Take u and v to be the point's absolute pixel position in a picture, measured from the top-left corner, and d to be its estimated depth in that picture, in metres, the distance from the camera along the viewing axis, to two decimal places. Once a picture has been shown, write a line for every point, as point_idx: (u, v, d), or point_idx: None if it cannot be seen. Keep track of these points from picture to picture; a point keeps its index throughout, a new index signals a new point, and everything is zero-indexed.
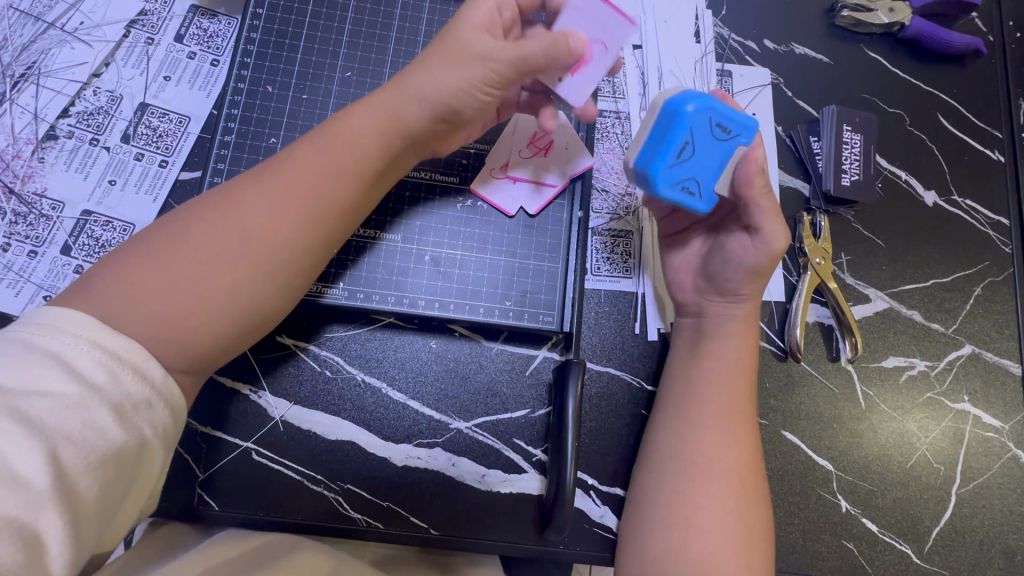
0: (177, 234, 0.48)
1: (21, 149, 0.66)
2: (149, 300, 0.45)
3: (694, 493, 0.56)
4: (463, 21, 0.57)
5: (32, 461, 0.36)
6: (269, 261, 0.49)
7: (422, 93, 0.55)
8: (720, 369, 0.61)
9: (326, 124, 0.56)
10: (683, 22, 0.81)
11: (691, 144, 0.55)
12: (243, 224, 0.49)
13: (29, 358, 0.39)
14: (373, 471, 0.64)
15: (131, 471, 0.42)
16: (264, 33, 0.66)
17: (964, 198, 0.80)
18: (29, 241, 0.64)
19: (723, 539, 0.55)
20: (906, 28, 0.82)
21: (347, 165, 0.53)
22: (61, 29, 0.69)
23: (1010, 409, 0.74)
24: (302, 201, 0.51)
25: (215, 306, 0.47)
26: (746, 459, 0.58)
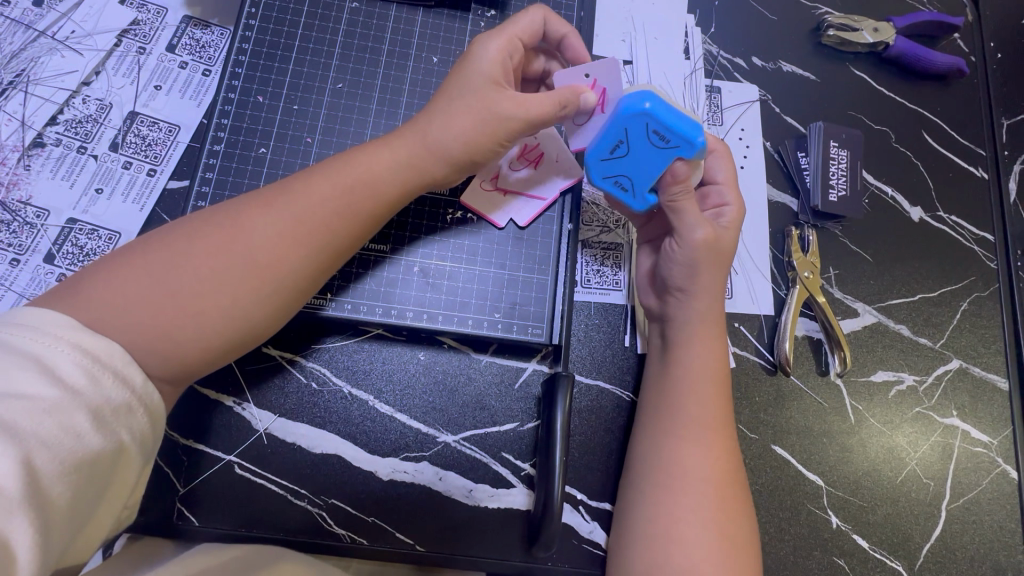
0: (169, 245, 0.48)
1: (7, 156, 0.65)
2: (137, 310, 0.45)
3: (672, 506, 0.56)
4: (478, 70, 0.57)
5: (6, 466, 0.35)
6: (272, 287, 0.49)
7: (446, 149, 0.56)
8: (688, 376, 0.60)
9: (341, 156, 0.55)
10: (672, 40, 0.82)
11: (625, 143, 0.57)
12: (240, 238, 0.49)
13: (6, 359, 0.38)
14: (359, 486, 0.63)
15: (105, 478, 0.41)
16: (257, 44, 0.66)
17: (949, 214, 0.81)
18: (11, 249, 0.63)
19: (705, 550, 0.54)
20: (891, 47, 0.84)
21: (363, 202, 0.54)
22: (51, 37, 0.69)
23: (998, 424, 0.75)
24: (312, 235, 0.51)
25: (211, 325, 0.47)
26: (724, 467, 0.57)
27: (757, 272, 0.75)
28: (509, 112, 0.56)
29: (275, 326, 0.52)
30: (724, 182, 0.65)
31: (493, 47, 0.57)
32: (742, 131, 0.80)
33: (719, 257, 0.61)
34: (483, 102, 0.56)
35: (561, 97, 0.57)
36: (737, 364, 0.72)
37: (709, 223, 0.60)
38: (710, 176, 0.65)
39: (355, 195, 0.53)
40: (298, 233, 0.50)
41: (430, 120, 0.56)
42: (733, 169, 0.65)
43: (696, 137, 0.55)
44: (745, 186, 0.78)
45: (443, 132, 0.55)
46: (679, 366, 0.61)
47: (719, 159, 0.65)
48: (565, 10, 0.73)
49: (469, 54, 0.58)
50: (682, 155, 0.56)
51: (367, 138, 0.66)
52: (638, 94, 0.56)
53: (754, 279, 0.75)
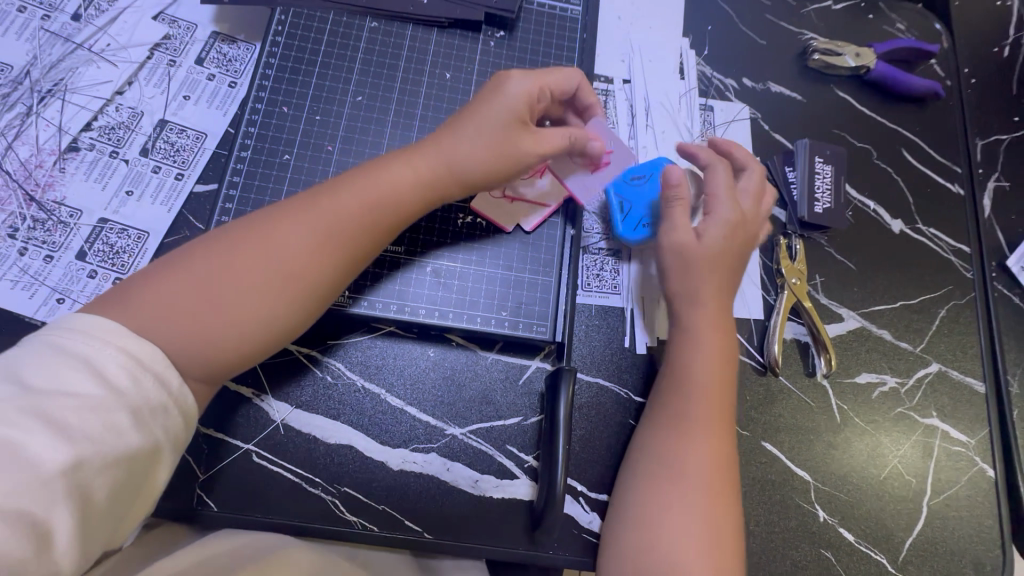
0: (211, 254, 0.53)
1: (43, 159, 0.69)
2: (184, 315, 0.50)
3: (662, 499, 0.59)
4: (506, 107, 0.62)
5: (55, 458, 0.40)
6: (304, 294, 0.55)
7: (464, 173, 0.62)
8: (690, 380, 0.64)
9: (366, 169, 0.60)
10: (669, 61, 0.88)
11: (623, 199, 0.73)
12: (275, 249, 0.54)
13: (63, 361, 0.44)
14: (371, 476, 0.66)
15: (141, 472, 0.46)
16: (282, 59, 0.71)
17: (928, 227, 0.86)
18: (45, 247, 0.66)
19: (689, 541, 0.57)
20: (872, 71, 0.90)
21: (387, 219, 0.59)
22: (88, 50, 0.73)
23: (975, 425, 0.79)
24: (339, 247, 0.56)
25: (247, 330, 0.52)
26: (716, 467, 0.60)
27: (748, 278, 0.80)
28: (527, 150, 0.63)
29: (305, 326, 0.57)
30: (717, 193, 0.69)
31: (523, 86, 0.62)
32: None
33: (694, 261, 0.67)
34: (504, 136, 0.62)
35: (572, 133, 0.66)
36: None
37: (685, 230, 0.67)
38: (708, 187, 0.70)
39: (379, 209, 0.58)
40: (325, 243, 0.55)
41: (450, 144, 0.61)
42: (726, 180, 0.69)
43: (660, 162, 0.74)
44: None
45: (465, 161, 0.61)
46: (683, 369, 0.65)
47: (716, 174, 0.70)
48: (569, 32, 0.79)
49: (498, 87, 0.63)
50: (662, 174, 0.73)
51: (384, 147, 0.70)
52: None
53: (745, 284, 0.80)
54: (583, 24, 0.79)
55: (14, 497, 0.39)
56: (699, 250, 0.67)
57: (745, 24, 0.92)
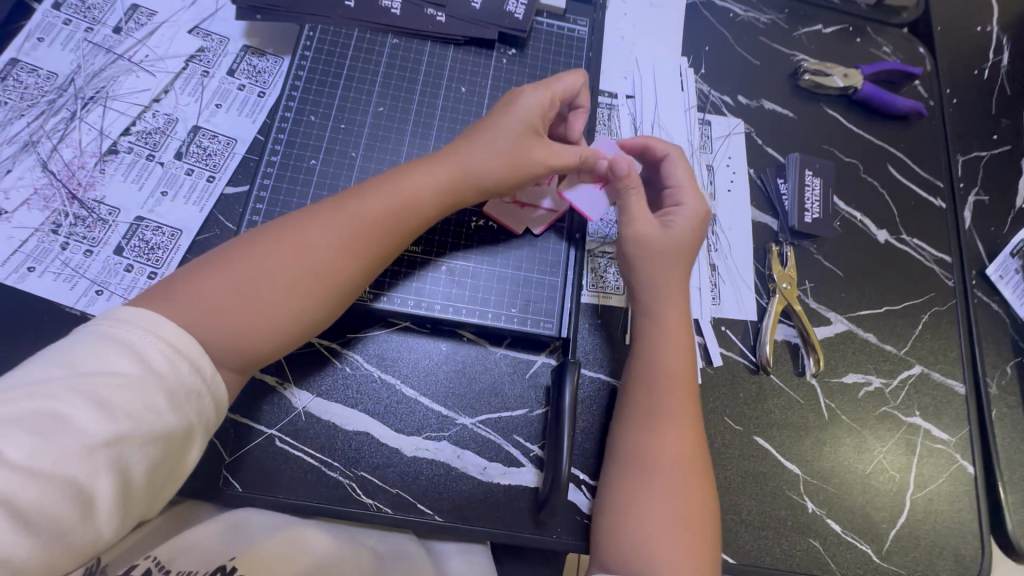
0: (245, 254, 0.58)
1: (85, 161, 0.73)
2: (222, 310, 0.54)
3: (638, 485, 0.63)
4: (518, 117, 0.67)
5: (100, 430, 0.45)
6: (329, 292, 0.59)
7: (477, 178, 0.66)
8: (657, 376, 0.68)
9: (386, 177, 0.65)
10: (670, 78, 0.94)
11: None
12: (304, 250, 0.59)
13: (111, 346, 0.48)
14: (385, 461, 0.70)
15: (175, 452, 0.49)
16: (310, 72, 0.76)
17: (911, 237, 0.92)
18: (86, 242, 0.71)
19: (665, 524, 0.61)
20: (859, 91, 0.96)
21: (405, 222, 0.64)
22: (128, 60, 0.79)
23: (956, 424, 0.83)
24: (363, 248, 0.61)
25: (278, 326, 0.57)
26: (689, 449, 0.65)
27: (742, 282, 0.85)
28: (540, 159, 0.68)
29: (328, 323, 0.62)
30: (682, 186, 0.74)
31: (535, 98, 0.68)
32: (729, 159, 0.91)
33: (655, 257, 0.71)
34: (518, 146, 0.67)
35: (584, 153, 0.71)
36: (723, 362, 0.80)
37: (642, 224, 0.72)
38: (673, 181, 0.75)
39: (398, 213, 0.63)
40: (350, 245, 0.60)
41: (465, 151, 0.67)
42: (689, 171, 0.75)
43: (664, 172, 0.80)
44: (731, 207, 0.88)
45: (478, 166, 0.66)
46: (650, 366, 0.69)
47: (680, 165, 0.75)
48: (577, 51, 0.85)
49: (513, 100, 0.69)
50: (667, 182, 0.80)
51: (403, 154, 0.75)
52: None
53: (739, 288, 0.84)
54: (589, 44, 0.85)
55: (63, 467, 0.43)
56: (657, 247, 0.71)
57: (740, 45, 0.98)
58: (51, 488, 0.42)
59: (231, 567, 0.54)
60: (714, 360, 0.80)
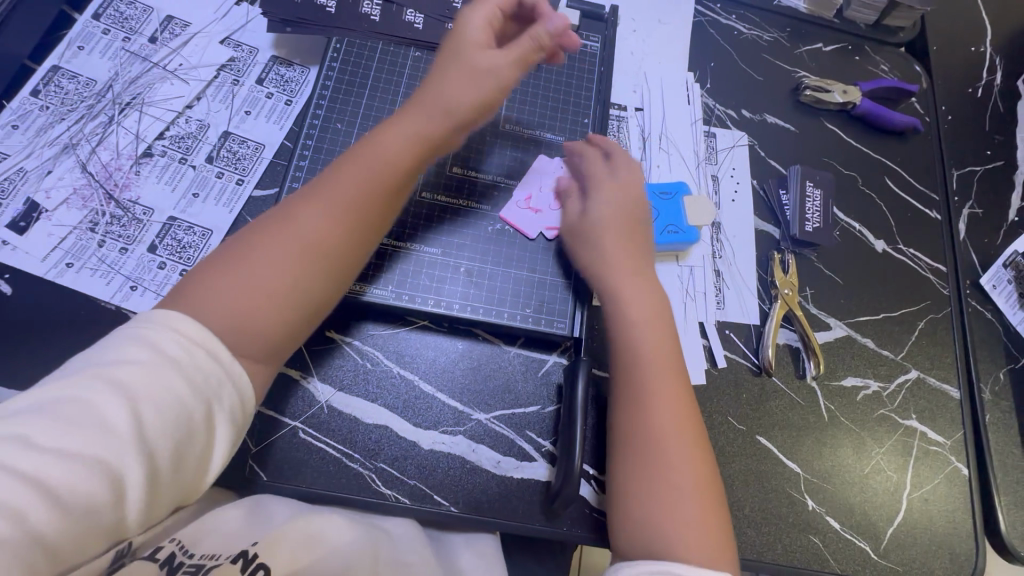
0: (238, 248, 0.59)
1: (122, 163, 0.77)
2: (228, 303, 0.56)
3: (650, 467, 0.64)
4: (467, 39, 0.70)
5: (125, 415, 0.47)
6: (325, 263, 0.61)
7: (448, 110, 0.68)
8: (643, 358, 0.69)
9: (362, 144, 0.67)
10: (677, 92, 0.98)
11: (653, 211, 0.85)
12: (294, 229, 0.60)
13: (131, 339, 0.51)
14: (403, 454, 0.73)
15: (198, 437, 0.51)
16: (336, 82, 0.80)
17: (908, 247, 0.95)
18: (122, 240, 0.74)
19: (682, 502, 0.62)
20: (858, 107, 1.00)
21: (387, 177, 0.65)
22: (163, 68, 0.82)
23: (951, 427, 0.86)
24: (355, 214, 0.63)
25: (287, 305, 0.59)
26: (682, 418, 0.66)
27: (745, 287, 0.88)
28: (497, 59, 0.69)
29: (332, 296, 0.63)
30: (591, 172, 0.79)
31: (474, 17, 0.71)
32: (733, 170, 0.95)
33: (577, 238, 0.77)
34: (471, 58, 0.69)
35: (532, 34, 0.71)
36: (728, 364, 0.84)
37: (569, 217, 0.79)
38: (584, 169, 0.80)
39: (378, 173, 0.64)
40: (337, 213, 0.62)
41: (433, 96, 0.68)
42: (593, 155, 0.80)
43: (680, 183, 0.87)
44: (735, 216, 0.92)
45: (447, 98, 0.67)
46: (632, 346, 0.70)
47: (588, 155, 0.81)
48: (590, 65, 0.89)
49: (457, 26, 0.72)
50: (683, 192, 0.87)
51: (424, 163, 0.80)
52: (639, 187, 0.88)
53: (743, 294, 0.88)
54: (600, 58, 0.89)
55: (92, 447, 0.46)
56: (578, 229, 0.77)
57: (744, 62, 1.02)
58: (83, 471, 0.45)
59: (253, 553, 0.55)
60: (718, 362, 0.84)
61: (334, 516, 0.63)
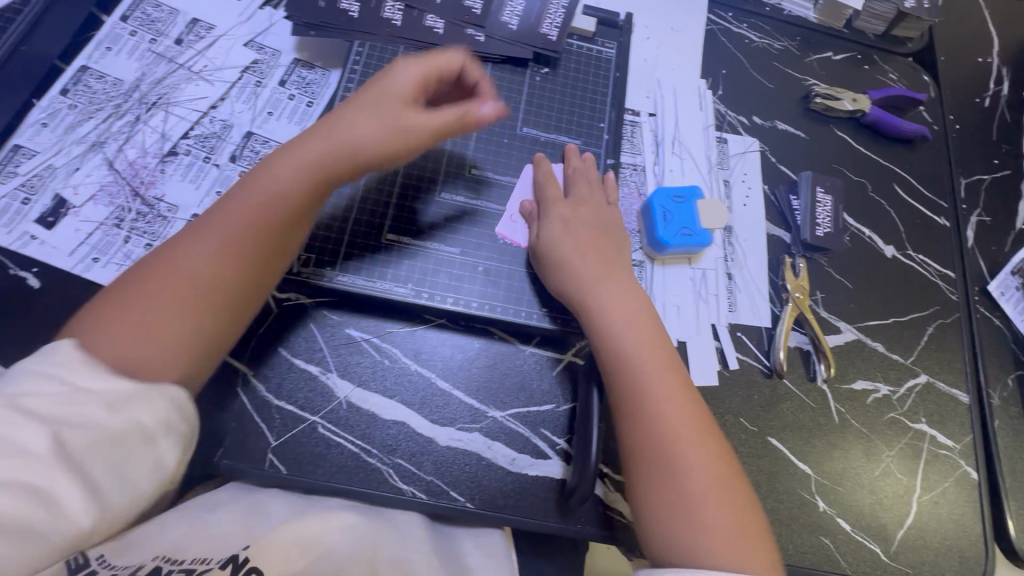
0: (125, 288, 0.62)
1: (148, 161, 0.79)
2: (115, 341, 0.58)
3: (670, 474, 0.65)
4: (389, 91, 0.70)
5: (46, 439, 0.50)
6: (213, 298, 0.62)
7: (349, 150, 0.68)
8: (641, 369, 0.70)
9: (253, 177, 0.68)
10: (689, 98, 0.99)
11: (668, 214, 0.86)
12: (181, 268, 0.62)
13: (37, 373, 0.54)
14: (420, 450, 0.73)
15: (128, 451, 0.54)
16: (358, 85, 0.82)
17: (916, 253, 0.97)
18: (147, 236, 0.75)
19: (709, 503, 0.64)
20: (867, 115, 1.02)
21: (276, 212, 0.66)
22: (188, 70, 0.84)
23: (960, 431, 0.87)
24: (243, 254, 0.64)
25: (170, 344, 0.60)
26: (692, 418, 0.68)
27: (756, 291, 0.89)
28: (418, 121, 0.70)
29: (225, 330, 0.64)
30: (547, 197, 0.81)
31: (406, 70, 0.71)
32: (744, 175, 0.96)
33: (544, 262, 0.77)
34: (384, 110, 0.69)
35: (458, 112, 0.71)
36: (740, 366, 0.85)
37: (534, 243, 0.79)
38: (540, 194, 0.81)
39: (264, 209, 0.65)
40: (222, 251, 0.63)
41: (330, 133, 0.69)
42: (546, 177, 0.82)
43: (693, 187, 0.87)
44: (747, 221, 0.93)
45: (351, 138, 0.68)
46: (629, 357, 0.71)
47: (542, 179, 0.82)
48: (605, 71, 0.91)
49: (388, 75, 0.72)
50: (696, 197, 0.87)
51: (442, 168, 0.82)
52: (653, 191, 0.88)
53: (754, 297, 0.89)
54: (615, 65, 0.91)
55: (20, 473, 0.49)
56: (544, 253, 0.77)
57: (754, 69, 1.04)
58: (15, 496, 0.48)
59: (244, 558, 0.59)
60: (731, 363, 0.85)
61: (329, 517, 0.65)
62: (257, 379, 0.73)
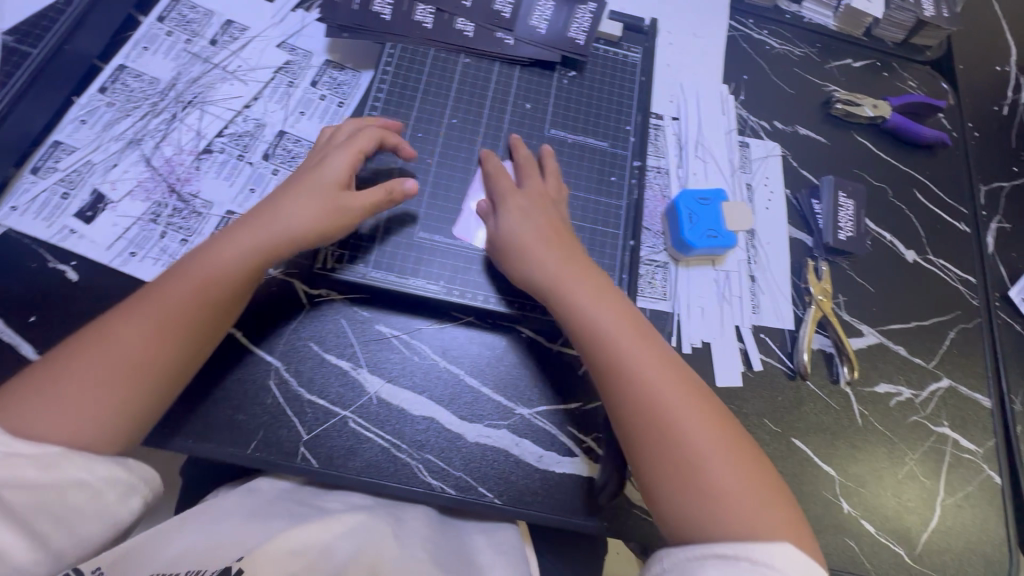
0: (54, 364, 0.61)
1: (184, 158, 0.80)
2: (47, 421, 0.58)
3: (683, 453, 0.64)
4: (321, 177, 0.73)
5: None
6: (149, 380, 0.62)
7: (287, 232, 0.70)
8: (630, 352, 0.69)
9: (194, 257, 0.68)
10: (712, 103, 1.01)
11: (694, 216, 0.87)
12: (117, 348, 0.61)
13: None
14: (450, 446, 0.74)
15: (71, 504, 0.57)
16: (390, 85, 0.84)
17: (937, 258, 0.97)
18: (182, 231, 0.77)
19: (725, 472, 0.64)
20: (887, 121, 1.03)
21: (218, 295, 0.66)
22: (223, 69, 0.86)
23: (982, 435, 0.87)
24: (180, 331, 0.64)
25: (93, 421, 0.59)
26: (689, 392, 0.68)
27: (779, 293, 0.90)
28: (354, 204, 0.72)
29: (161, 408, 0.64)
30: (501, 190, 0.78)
31: (338, 158, 0.74)
32: (767, 179, 0.97)
33: (509, 253, 0.75)
34: (320, 195, 0.72)
35: (387, 187, 0.74)
36: (764, 368, 0.85)
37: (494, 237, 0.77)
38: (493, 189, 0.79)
39: (204, 292, 0.65)
40: (159, 333, 0.63)
41: (271, 219, 0.70)
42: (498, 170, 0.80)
43: (718, 191, 0.88)
44: (770, 225, 0.94)
45: (290, 225, 0.70)
46: (616, 344, 0.70)
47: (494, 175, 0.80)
48: (630, 75, 0.92)
49: (320, 162, 0.74)
50: (720, 200, 0.88)
51: (472, 170, 0.84)
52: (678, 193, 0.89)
53: (777, 299, 0.90)
54: (640, 69, 0.93)
55: None
56: (508, 245, 0.76)
57: (776, 75, 1.05)
58: None
59: (238, 569, 0.55)
60: (755, 365, 0.85)
61: (332, 522, 0.64)
62: (290, 373, 0.74)
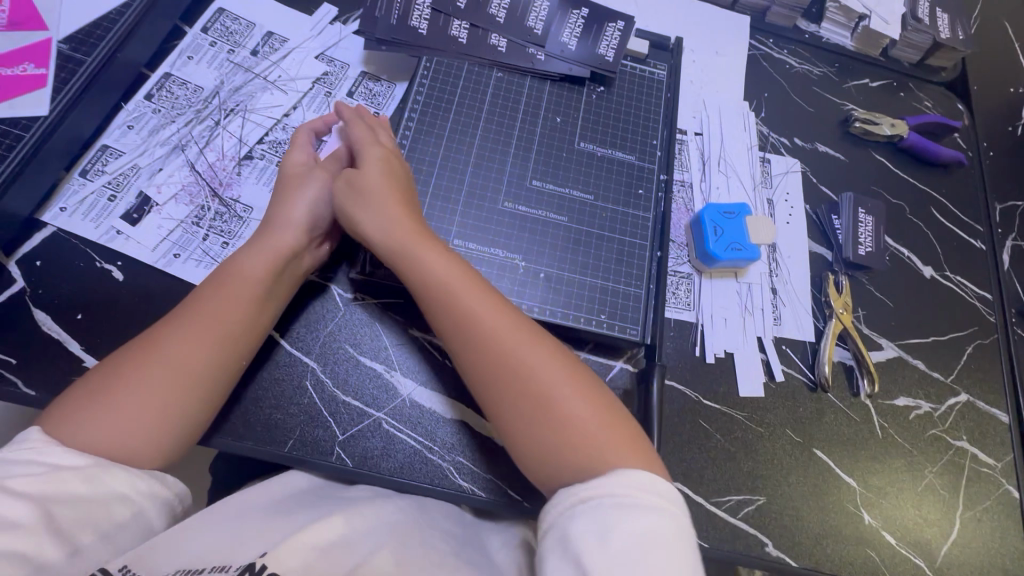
0: (98, 378, 0.60)
1: (226, 163, 0.83)
2: (101, 432, 0.57)
3: (537, 402, 0.61)
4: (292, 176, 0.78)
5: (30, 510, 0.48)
6: (199, 378, 0.63)
7: (295, 222, 0.74)
8: (468, 301, 0.65)
9: (220, 268, 0.70)
10: (733, 119, 1.03)
11: (718, 230, 0.89)
12: (162, 352, 0.62)
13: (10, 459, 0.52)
14: (480, 449, 0.75)
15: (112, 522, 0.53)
16: (426, 97, 0.87)
17: (954, 275, 0.99)
18: (224, 234, 0.79)
19: (585, 416, 0.60)
20: (905, 139, 1.05)
21: (250, 292, 0.68)
22: (264, 79, 0.89)
23: (1000, 450, 0.88)
24: (222, 330, 0.65)
25: (157, 424, 0.59)
26: (530, 337, 0.64)
27: (800, 306, 0.92)
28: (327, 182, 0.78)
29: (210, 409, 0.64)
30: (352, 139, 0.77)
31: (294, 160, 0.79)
32: (787, 194, 0.99)
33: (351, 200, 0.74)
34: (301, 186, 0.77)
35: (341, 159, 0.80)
36: (785, 379, 0.87)
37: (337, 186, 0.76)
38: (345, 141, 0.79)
39: (236, 291, 0.68)
40: (200, 332, 0.64)
41: (276, 218, 0.74)
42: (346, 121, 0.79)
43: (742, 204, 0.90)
44: (790, 239, 0.96)
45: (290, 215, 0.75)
46: (455, 293, 0.66)
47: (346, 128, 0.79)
48: (657, 91, 0.95)
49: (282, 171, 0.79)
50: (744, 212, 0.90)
51: (505, 176, 0.86)
52: (703, 207, 0.91)
53: (798, 312, 0.92)
54: (666, 86, 0.95)
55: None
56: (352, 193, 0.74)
57: (796, 93, 1.08)
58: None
59: (262, 565, 0.50)
60: (776, 376, 0.87)
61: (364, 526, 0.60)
62: (325, 374, 0.76)
